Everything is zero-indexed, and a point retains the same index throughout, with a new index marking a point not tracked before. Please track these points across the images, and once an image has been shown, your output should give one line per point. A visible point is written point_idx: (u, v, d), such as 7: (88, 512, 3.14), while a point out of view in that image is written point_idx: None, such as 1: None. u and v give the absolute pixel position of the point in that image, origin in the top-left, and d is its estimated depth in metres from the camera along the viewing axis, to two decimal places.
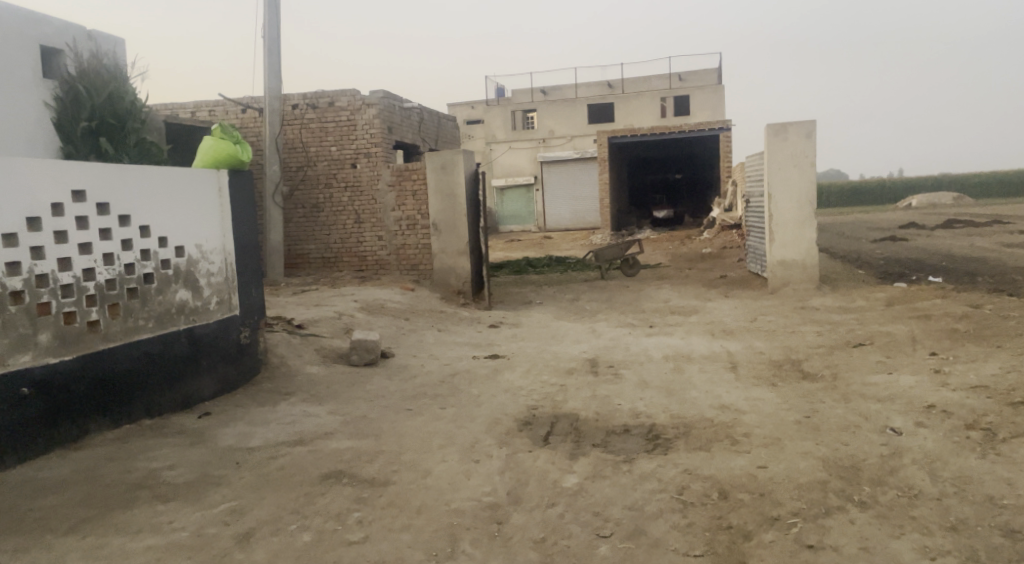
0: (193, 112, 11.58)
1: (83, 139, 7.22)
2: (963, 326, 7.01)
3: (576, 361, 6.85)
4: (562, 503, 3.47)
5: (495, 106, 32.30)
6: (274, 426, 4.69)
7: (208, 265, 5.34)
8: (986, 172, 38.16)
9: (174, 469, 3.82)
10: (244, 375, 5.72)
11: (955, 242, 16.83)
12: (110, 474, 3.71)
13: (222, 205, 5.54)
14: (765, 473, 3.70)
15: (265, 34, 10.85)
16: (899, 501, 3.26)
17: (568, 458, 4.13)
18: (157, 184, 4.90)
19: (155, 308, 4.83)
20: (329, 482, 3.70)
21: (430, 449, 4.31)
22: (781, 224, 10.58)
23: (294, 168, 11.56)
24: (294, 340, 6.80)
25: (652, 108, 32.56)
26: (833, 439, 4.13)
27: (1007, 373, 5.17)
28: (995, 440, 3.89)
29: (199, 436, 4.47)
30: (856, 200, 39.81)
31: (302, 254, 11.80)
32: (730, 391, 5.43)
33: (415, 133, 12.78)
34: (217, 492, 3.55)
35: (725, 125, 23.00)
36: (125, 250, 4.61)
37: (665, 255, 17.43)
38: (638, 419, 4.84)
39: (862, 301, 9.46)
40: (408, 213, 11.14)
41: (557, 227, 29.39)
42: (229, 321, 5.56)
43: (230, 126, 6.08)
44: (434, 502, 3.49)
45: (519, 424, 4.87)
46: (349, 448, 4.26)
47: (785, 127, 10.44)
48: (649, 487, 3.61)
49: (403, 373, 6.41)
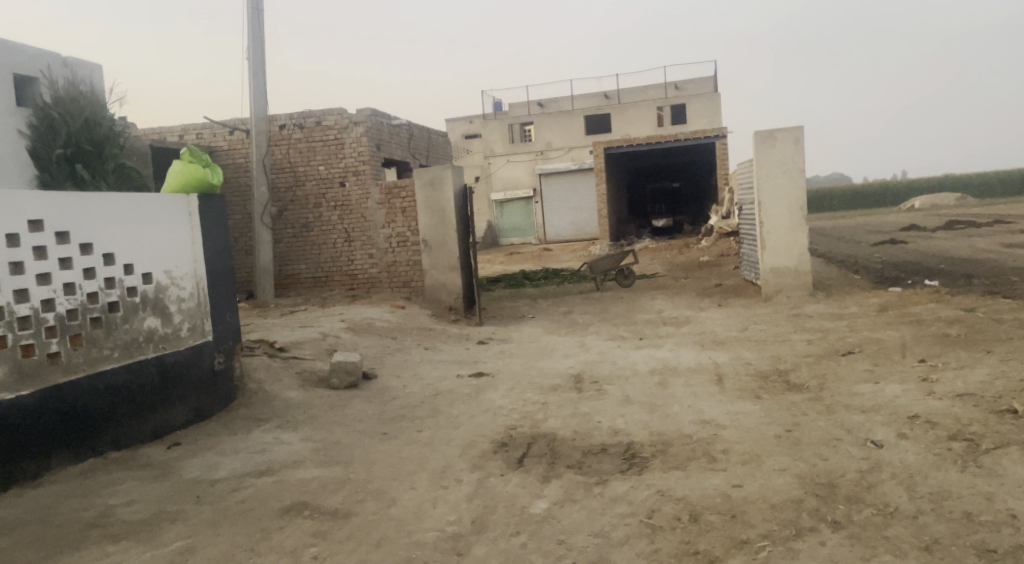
0: (181, 136, 11.61)
1: (57, 166, 7.23)
2: (955, 331, 6.88)
3: (561, 377, 6.73)
4: (527, 531, 3.36)
5: (492, 119, 32.03)
6: (243, 456, 4.61)
7: (178, 290, 5.26)
8: (987, 172, 38.02)
9: (131, 506, 3.72)
10: (218, 402, 5.63)
11: (955, 243, 16.71)
12: (66, 512, 3.62)
13: (193, 229, 5.46)
14: (739, 492, 3.57)
15: (249, 55, 10.83)
16: (873, 520, 3.13)
17: (540, 481, 4.02)
18: (121, 211, 4.81)
19: (121, 337, 4.74)
20: (289, 515, 3.61)
21: (399, 476, 4.20)
22: (773, 230, 10.46)
23: (283, 188, 11.51)
24: (274, 365, 6.72)
25: (648, 117, 32.48)
26: (812, 454, 4.01)
27: (997, 380, 5.04)
28: (977, 451, 3.76)
29: (164, 469, 4.38)
30: (857, 203, 39.67)
31: (292, 275, 11.67)
32: (712, 406, 5.30)
33: (404, 150, 12.75)
34: (173, 529, 3.46)
35: (721, 131, 22.83)
36: (87, 279, 4.52)
37: (662, 264, 17.29)
38: (616, 438, 4.73)
39: (856, 307, 9.35)
40: (398, 231, 11.05)
41: (557, 239, 29.23)
42: (202, 347, 5.47)
43: (199, 150, 6.06)
44: (394, 535, 3.39)
45: (495, 446, 4.75)
46: (316, 478, 4.16)
47: (773, 133, 10.33)
48: (618, 511, 3.49)
49: (384, 395, 6.30)
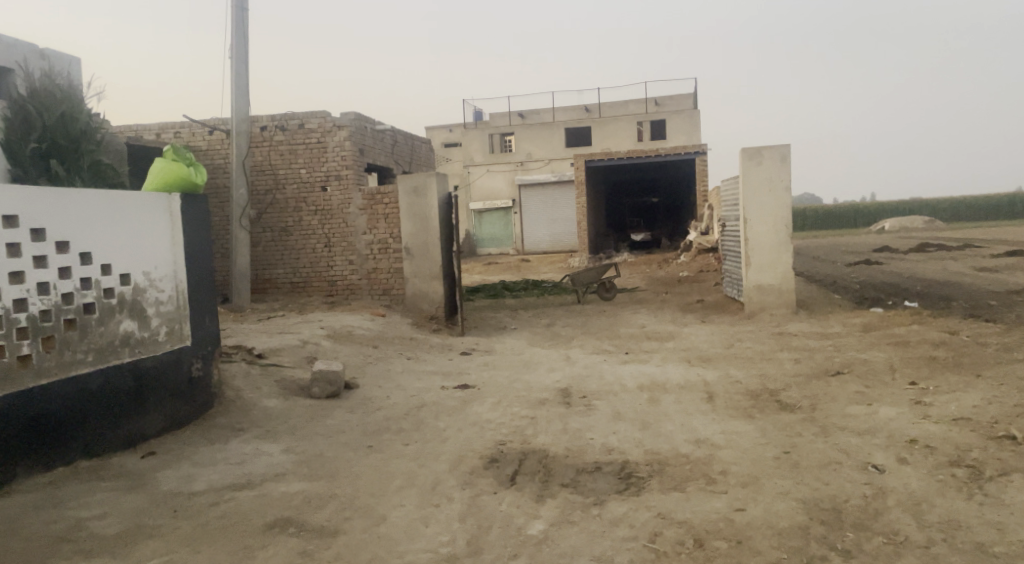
0: (159, 134, 11.33)
1: (32, 162, 6.42)
2: (941, 353, 6.88)
3: (548, 392, 6.59)
4: (525, 554, 3.23)
5: (472, 130, 31.97)
6: (222, 467, 4.41)
7: (157, 293, 5.04)
8: (955, 197, 38.84)
9: (104, 519, 3.52)
10: (194, 409, 5.40)
11: (929, 266, 16.94)
12: (33, 524, 3.41)
13: (174, 229, 5.24)
14: (742, 516, 3.47)
15: (232, 54, 10.62)
16: (884, 549, 3.05)
17: (535, 500, 3.89)
18: (100, 209, 4.59)
19: (96, 340, 4.51)
20: (273, 532, 3.44)
21: (388, 492, 4.04)
22: (757, 248, 10.48)
23: (263, 191, 11.27)
24: (253, 372, 6.49)
25: (628, 132, 32.79)
26: (813, 477, 3.92)
27: (989, 405, 5.01)
28: (980, 478, 3.71)
29: (138, 479, 4.16)
30: (830, 223, 40.23)
31: (270, 279, 11.42)
32: (705, 425, 5.20)
33: (388, 156, 12.57)
34: (150, 545, 3.27)
35: (701, 149, 22.92)
36: (63, 278, 4.30)
37: (642, 279, 17.26)
38: (610, 456, 4.61)
39: (839, 327, 9.37)
40: (380, 237, 10.84)
41: (534, 250, 29.24)
42: (180, 352, 5.26)
43: (184, 149, 5.88)
44: (386, 556, 3.24)
45: (485, 462, 4.60)
46: (300, 492, 3.98)
47: (760, 150, 10.38)
48: (620, 534, 3.37)
49: (367, 406, 6.11)
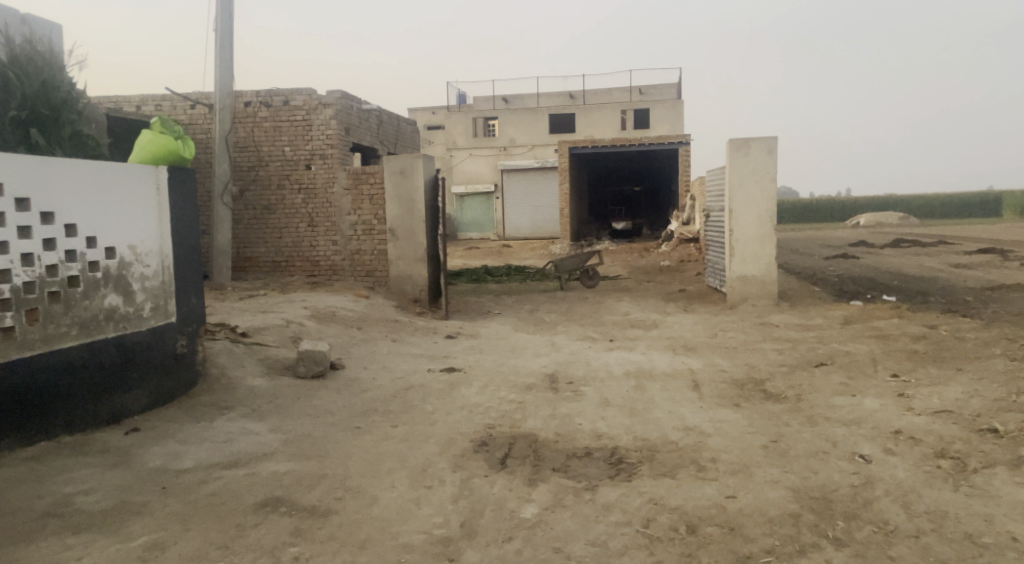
0: (139, 106, 11.09)
1: (10, 130, 6.17)
2: (921, 347, 6.99)
3: (534, 377, 6.59)
4: (520, 537, 3.23)
5: (456, 113, 31.72)
6: (209, 445, 4.36)
7: (142, 267, 4.94)
8: (929, 194, 39.44)
9: (90, 495, 3.45)
10: (179, 387, 5.31)
11: (904, 261, 17.19)
12: (17, 499, 3.33)
13: (160, 203, 5.13)
14: (734, 503, 3.50)
15: (217, 27, 10.40)
16: (874, 538, 3.10)
17: (527, 484, 3.89)
18: (87, 181, 4.48)
19: (80, 314, 4.41)
20: (264, 511, 3.40)
21: (379, 474, 4.01)
22: (741, 238, 10.55)
23: (245, 167, 11.09)
24: (237, 350, 6.41)
25: (612, 120, 32.73)
26: (802, 466, 3.96)
27: (971, 398, 5.10)
28: (966, 470, 3.77)
29: (123, 456, 4.09)
30: (807, 216, 40.66)
31: (251, 258, 11.27)
32: (693, 412, 5.24)
33: (373, 136, 12.42)
34: (139, 522, 3.22)
35: (684, 139, 22.92)
36: (47, 250, 4.19)
37: (624, 267, 17.31)
38: (600, 441, 4.62)
39: (820, 318, 9.48)
40: (364, 218, 10.73)
41: (516, 236, 29.21)
42: (165, 328, 5.17)
43: (169, 121, 5.77)
44: (379, 537, 3.22)
45: (475, 445, 4.59)
46: (289, 472, 3.94)
47: (747, 142, 10.41)
48: (613, 519, 3.38)
49: (354, 387, 6.06)
